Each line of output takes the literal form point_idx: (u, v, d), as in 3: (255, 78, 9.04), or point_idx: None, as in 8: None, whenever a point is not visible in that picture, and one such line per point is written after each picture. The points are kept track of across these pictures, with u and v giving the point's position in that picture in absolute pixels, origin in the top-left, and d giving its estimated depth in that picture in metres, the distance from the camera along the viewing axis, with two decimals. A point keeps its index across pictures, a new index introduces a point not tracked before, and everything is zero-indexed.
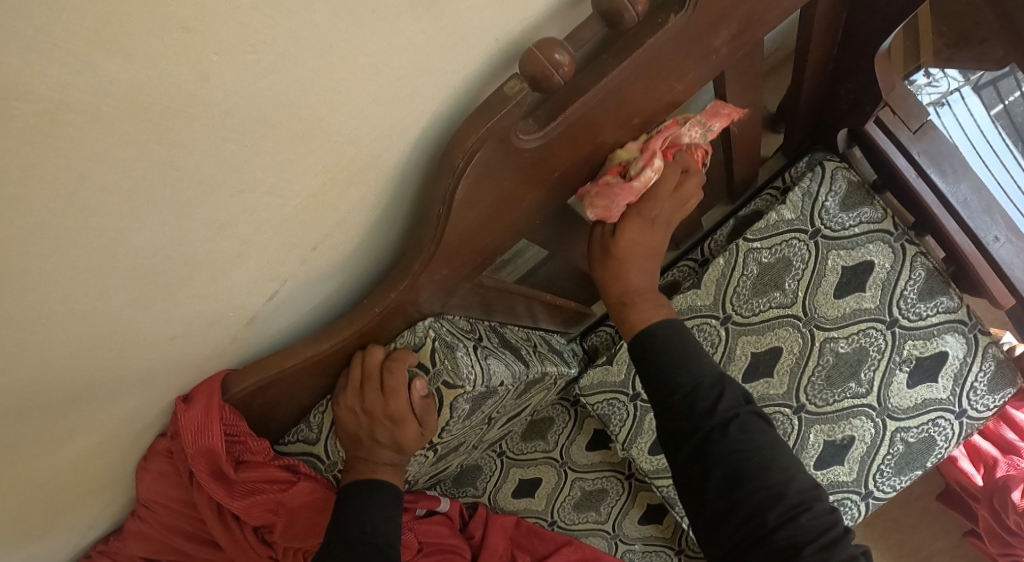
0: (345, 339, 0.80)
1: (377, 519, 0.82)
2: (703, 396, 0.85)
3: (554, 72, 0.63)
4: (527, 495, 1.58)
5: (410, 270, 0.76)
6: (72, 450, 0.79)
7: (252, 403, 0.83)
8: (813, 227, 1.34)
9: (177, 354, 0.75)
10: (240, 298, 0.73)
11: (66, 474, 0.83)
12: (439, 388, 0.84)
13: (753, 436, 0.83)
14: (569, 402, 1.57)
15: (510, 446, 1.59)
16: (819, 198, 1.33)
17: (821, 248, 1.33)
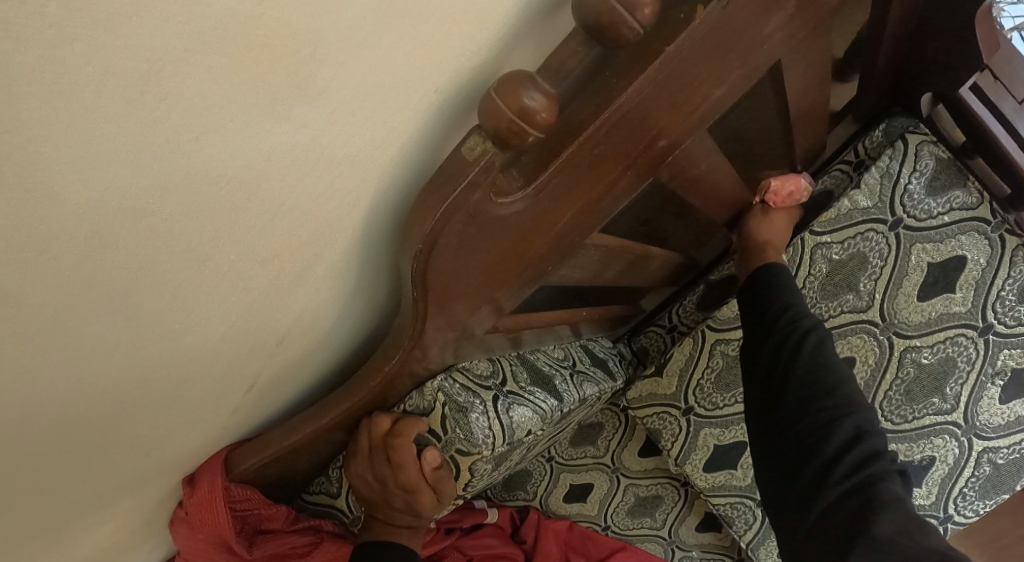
0: (347, 410, 0.75)
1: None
2: (792, 314, 0.83)
3: (526, 130, 0.50)
4: (578, 500, 1.47)
5: (406, 341, 0.69)
6: (92, 536, 0.78)
7: (260, 473, 0.80)
8: (894, 216, 1.17)
9: (170, 446, 0.70)
10: (225, 384, 0.68)
11: (94, 552, 0.83)
12: (452, 457, 0.78)
13: (830, 360, 0.78)
14: (617, 406, 1.38)
15: (558, 452, 1.43)
16: (900, 180, 1.16)
17: (903, 241, 1.17)
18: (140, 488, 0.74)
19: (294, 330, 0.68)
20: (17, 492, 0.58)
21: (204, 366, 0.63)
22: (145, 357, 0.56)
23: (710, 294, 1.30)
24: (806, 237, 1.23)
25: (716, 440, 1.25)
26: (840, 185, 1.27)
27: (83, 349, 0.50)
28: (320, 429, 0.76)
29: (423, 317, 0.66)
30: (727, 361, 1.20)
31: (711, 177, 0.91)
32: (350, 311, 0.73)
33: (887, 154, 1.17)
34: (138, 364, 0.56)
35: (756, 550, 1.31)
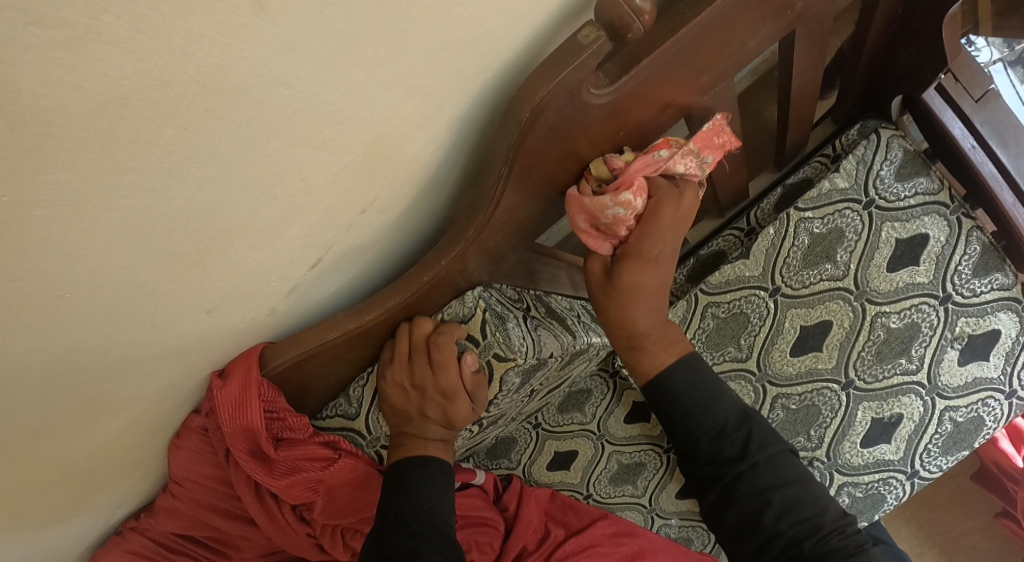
0: (392, 310, 0.74)
1: (432, 498, 0.77)
2: (728, 438, 0.90)
3: (635, 20, 0.56)
4: (562, 468, 1.45)
5: (463, 238, 0.70)
6: (110, 424, 0.76)
7: (291, 377, 0.78)
8: (867, 197, 1.22)
9: (213, 325, 0.70)
10: (280, 267, 0.68)
11: (102, 450, 0.81)
12: (489, 361, 0.78)
13: (780, 469, 0.89)
14: (609, 373, 1.42)
15: (545, 417, 1.44)
16: (873, 167, 1.22)
17: (874, 219, 1.22)
18: (173, 370, 0.73)
19: (357, 225, 0.69)
20: (74, 316, 0.58)
21: (271, 237, 0.64)
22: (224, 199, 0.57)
23: (701, 266, 1.38)
24: (790, 214, 1.26)
25: None
26: (819, 174, 1.31)
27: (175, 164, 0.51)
28: (363, 330, 0.76)
29: (486, 211, 0.68)
30: (718, 321, 1.29)
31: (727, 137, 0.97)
32: (407, 220, 0.74)
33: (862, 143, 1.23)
34: (216, 205, 0.57)
35: None
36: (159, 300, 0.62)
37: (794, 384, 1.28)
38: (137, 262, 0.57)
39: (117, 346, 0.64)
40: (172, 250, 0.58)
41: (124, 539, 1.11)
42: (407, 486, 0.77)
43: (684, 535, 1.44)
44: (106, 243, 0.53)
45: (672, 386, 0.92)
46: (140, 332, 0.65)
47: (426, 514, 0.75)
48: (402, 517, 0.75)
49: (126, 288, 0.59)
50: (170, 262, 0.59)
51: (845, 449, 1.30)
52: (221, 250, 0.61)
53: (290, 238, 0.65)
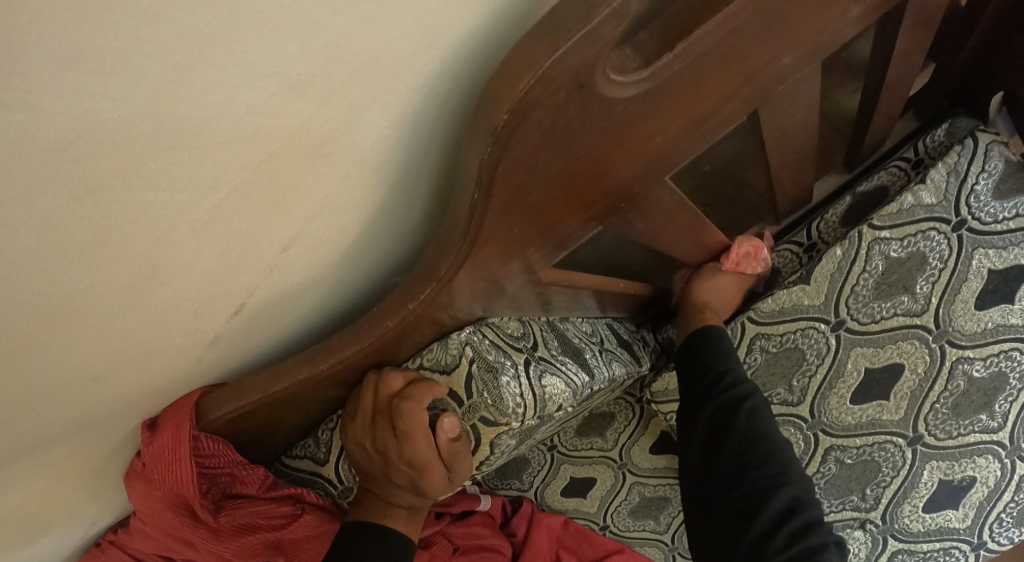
0: (347, 362, 0.60)
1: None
2: (735, 376, 0.78)
3: None
4: (577, 495, 1.26)
5: (436, 276, 0.55)
6: (26, 476, 0.65)
7: (242, 423, 0.65)
8: (958, 216, 1.01)
9: (132, 376, 0.56)
10: (209, 299, 0.53)
11: (20, 496, 0.68)
12: (474, 428, 0.62)
13: (766, 424, 0.74)
14: (635, 398, 1.18)
15: (562, 440, 1.22)
16: (967, 179, 1.00)
17: (964, 244, 1.01)
18: (88, 427, 0.60)
19: (302, 252, 0.55)
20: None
21: (187, 277, 0.50)
22: (111, 239, 0.43)
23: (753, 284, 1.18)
24: (864, 231, 1.04)
25: None
26: (896, 183, 1.10)
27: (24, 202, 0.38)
28: (315, 380, 0.61)
29: (465, 243, 0.53)
30: (767, 357, 1.10)
31: (788, 136, 0.78)
32: (371, 241, 0.59)
33: (955, 149, 1.01)
34: (100, 249, 0.43)
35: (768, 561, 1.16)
36: (43, 369, 0.49)
37: (852, 436, 1.09)
38: (2, 327, 0.44)
39: (4, 421, 0.52)
40: (49, 307, 0.45)
41: (103, 552, 1.06)
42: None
43: None
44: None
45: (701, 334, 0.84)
46: (26, 404, 0.51)
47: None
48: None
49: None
50: (50, 322, 0.46)
51: (904, 513, 1.12)
52: (119, 300, 0.48)
53: (211, 276, 0.51)
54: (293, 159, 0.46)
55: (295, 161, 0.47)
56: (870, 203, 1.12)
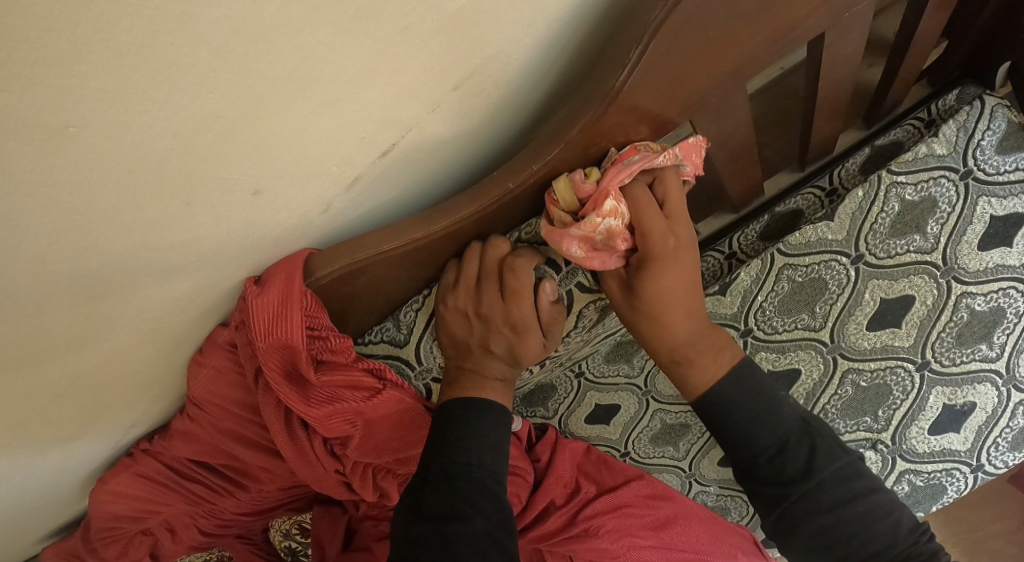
0: (464, 221, 0.62)
1: (483, 449, 0.63)
2: (794, 452, 0.71)
3: None
4: (601, 422, 1.32)
5: (565, 138, 0.59)
6: (130, 336, 0.66)
7: (336, 293, 0.65)
8: (965, 166, 1.06)
9: (257, 228, 0.58)
10: (342, 157, 0.56)
11: (109, 362, 0.69)
12: (570, 293, 0.69)
13: (850, 486, 0.70)
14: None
15: (590, 366, 1.24)
16: (974, 135, 1.05)
17: (970, 192, 1.06)
18: (207, 283, 0.62)
19: (437, 123, 0.57)
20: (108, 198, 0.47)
21: (341, 127, 0.52)
22: (301, 61, 0.46)
23: (774, 227, 1.17)
24: (882, 175, 1.08)
25: (770, 366, 1.17)
26: (911, 140, 1.12)
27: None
28: (429, 244, 0.63)
29: (600, 105, 0.57)
30: (793, 287, 1.12)
31: (843, 68, 0.83)
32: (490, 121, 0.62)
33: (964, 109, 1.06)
34: (292, 66, 0.46)
35: None
36: (207, 191, 0.51)
37: (866, 360, 1.15)
38: (189, 133, 0.46)
39: (154, 246, 0.54)
40: (232, 123, 0.47)
41: (134, 462, 1.09)
42: (457, 433, 0.63)
43: (721, 503, 1.38)
44: (157, 99, 0.43)
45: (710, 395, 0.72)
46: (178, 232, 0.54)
47: (475, 470, 0.61)
48: (445, 473, 0.61)
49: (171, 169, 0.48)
50: (226, 142, 0.49)
51: (912, 435, 1.21)
52: (285, 133, 0.50)
53: (361, 130, 0.54)
54: (464, 17, 0.49)
55: (466, 20, 0.49)
56: (886, 157, 1.13)
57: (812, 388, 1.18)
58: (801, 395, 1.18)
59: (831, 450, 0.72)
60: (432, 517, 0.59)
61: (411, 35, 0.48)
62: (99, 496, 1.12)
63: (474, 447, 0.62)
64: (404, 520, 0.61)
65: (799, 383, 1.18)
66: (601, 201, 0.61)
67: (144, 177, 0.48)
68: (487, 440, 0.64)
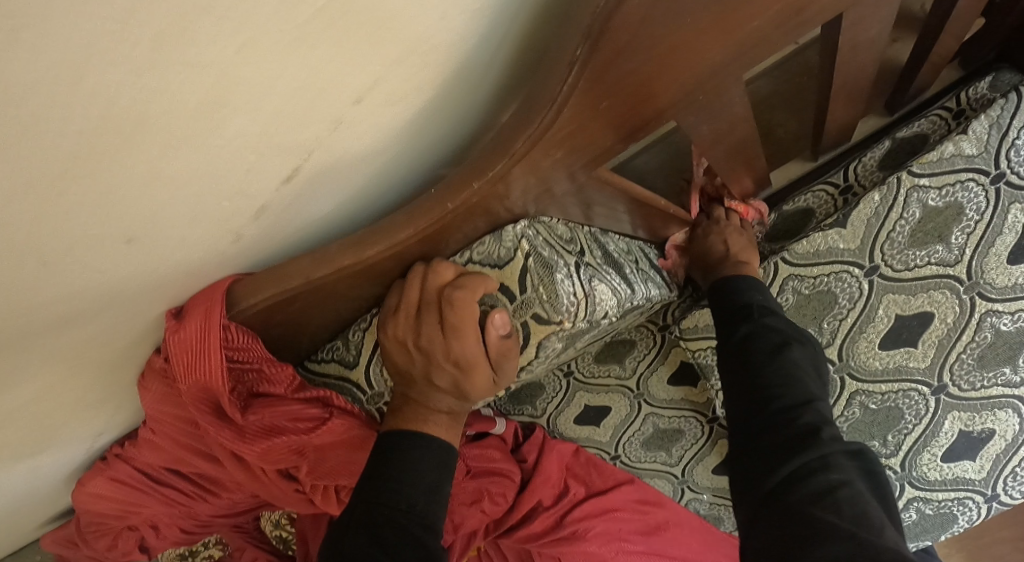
0: (403, 246, 0.56)
1: (416, 493, 0.57)
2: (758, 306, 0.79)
3: None
4: (591, 423, 1.22)
5: (509, 153, 0.51)
6: (46, 371, 0.61)
7: (272, 319, 0.60)
8: (998, 168, 0.90)
9: (167, 267, 0.52)
10: (254, 187, 0.49)
11: (37, 395, 0.65)
12: (525, 322, 0.59)
13: (780, 339, 0.74)
14: (658, 325, 1.13)
15: (580, 367, 1.16)
16: (1010, 132, 0.89)
17: (1001, 198, 0.90)
18: (118, 321, 0.56)
19: (363, 142, 0.50)
20: None
21: (248, 157, 0.45)
22: (183, 100, 0.39)
23: (783, 226, 1.07)
24: (900, 178, 0.93)
25: None
26: (936, 133, 0.99)
27: (94, 41, 0.33)
28: (363, 268, 0.57)
29: (547, 114, 0.49)
30: (800, 299, 1.00)
31: (854, 66, 0.73)
32: (431, 136, 0.55)
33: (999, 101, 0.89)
34: (174, 106, 0.39)
35: None
36: (98, 242, 0.45)
37: (877, 382, 1.03)
38: (62, 191, 0.40)
39: (46, 300, 0.48)
40: (115, 172, 0.41)
41: (110, 466, 1.08)
42: (391, 471, 0.58)
43: (713, 513, 1.29)
44: (11, 162, 0.36)
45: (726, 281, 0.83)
46: (72, 283, 0.47)
47: (403, 516, 0.56)
48: (371, 518, 0.55)
49: (48, 228, 0.42)
50: (115, 193, 0.42)
51: (922, 462, 1.09)
52: (184, 174, 0.44)
53: (271, 159, 0.47)
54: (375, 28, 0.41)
55: (374, 34, 0.42)
56: (907, 155, 1.02)
57: None
58: None
59: (789, 330, 0.76)
60: None
61: (310, 55, 0.41)
62: (81, 497, 1.12)
63: (412, 493, 0.57)
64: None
65: None
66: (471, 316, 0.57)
67: (14, 242, 0.41)
68: (422, 482, 0.58)
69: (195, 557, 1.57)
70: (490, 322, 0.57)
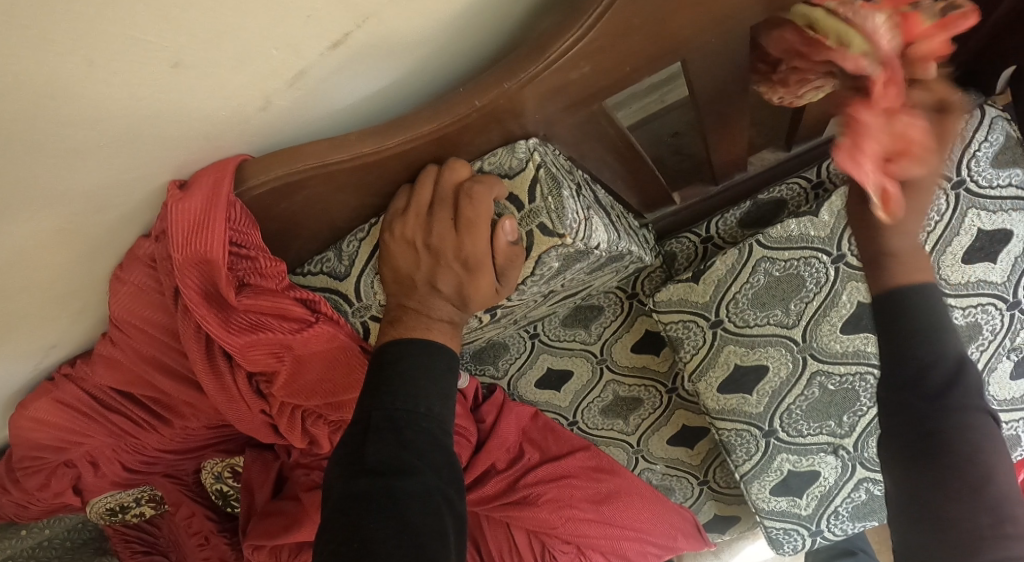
0: (424, 139, 0.56)
1: (433, 397, 0.58)
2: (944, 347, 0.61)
3: None
4: (552, 388, 1.21)
5: (543, 57, 0.53)
6: (38, 223, 0.59)
7: (275, 210, 0.61)
8: (959, 175, 0.90)
9: (190, 117, 0.52)
10: (300, 46, 0.49)
11: (22, 258, 0.63)
12: (530, 233, 0.59)
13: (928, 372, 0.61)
14: (627, 293, 1.09)
15: (546, 329, 1.12)
16: (971, 144, 0.90)
17: (959, 203, 0.91)
18: (127, 168, 0.56)
19: (414, 26, 0.50)
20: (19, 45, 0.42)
21: (305, 9, 0.46)
22: None
23: (756, 214, 1.05)
24: None
25: (738, 361, 1.03)
26: None
27: None
28: (381, 160, 0.57)
29: (588, 20, 0.51)
30: (769, 281, 0.99)
31: None
32: (468, 41, 0.55)
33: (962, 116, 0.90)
34: None
35: (710, 472, 1.29)
36: (133, 59, 0.45)
37: (838, 363, 1.02)
38: None
39: (71, 111, 0.48)
40: None
41: (55, 388, 1.02)
42: (395, 375, 0.58)
43: (665, 483, 1.32)
44: None
45: (902, 298, 0.63)
46: (99, 95, 0.48)
47: (424, 418, 0.57)
48: (392, 419, 0.56)
49: (95, 24, 0.42)
50: (171, 1, 0.43)
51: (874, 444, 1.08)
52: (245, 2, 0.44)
53: (328, 11, 0.47)
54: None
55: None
56: None
57: (778, 388, 1.04)
58: (766, 394, 1.05)
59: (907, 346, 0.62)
60: (377, 466, 0.54)
61: None
62: (19, 422, 1.04)
63: (430, 398, 0.57)
64: (342, 475, 0.56)
65: (767, 380, 1.05)
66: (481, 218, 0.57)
67: (58, 24, 0.42)
68: (439, 386, 0.59)
69: (127, 513, 1.34)
70: (502, 227, 0.58)
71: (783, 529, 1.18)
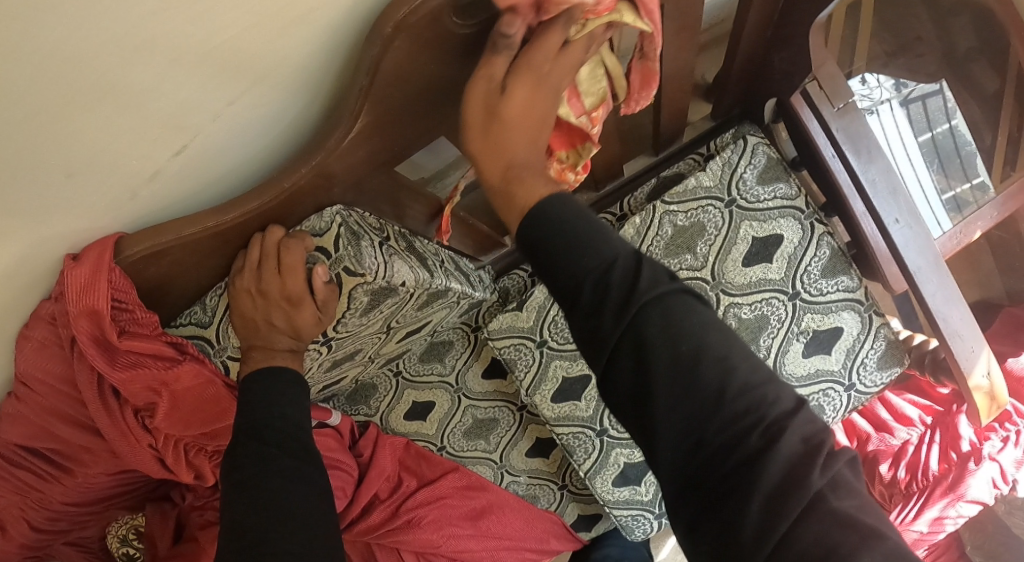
0: (250, 213, 0.76)
1: (284, 404, 0.77)
2: (620, 272, 0.66)
3: None
4: (418, 419, 1.39)
5: (324, 148, 0.74)
6: None
7: (147, 274, 0.77)
8: (729, 196, 1.17)
9: (64, 213, 0.70)
10: (142, 158, 0.68)
11: None
12: (339, 275, 0.79)
13: (692, 311, 0.66)
14: (471, 327, 1.32)
15: (407, 366, 1.32)
16: (737, 169, 1.17)
17: (734, 217, 1.18)
18: (23, 256, 0.73)
19: (227, 133, 0.70)
20: None
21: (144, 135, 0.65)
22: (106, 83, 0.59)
23: None
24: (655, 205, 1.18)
25: (565, 373, 1.26)
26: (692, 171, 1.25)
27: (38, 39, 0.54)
28: (221, 231, 0.76)
29: (348, 122, 0.72)
30: None
31: None
32: (272, 140, 0.75)
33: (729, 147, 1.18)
34: (96, 85, 0.59)
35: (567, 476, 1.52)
36: (19, 178, 0.63)
37: None
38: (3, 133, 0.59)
39: None
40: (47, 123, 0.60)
41: None
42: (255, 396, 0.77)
43: (530, 492, 1.53)
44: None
45: (547, 205, 0.69)
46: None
47: (279, 419, 0.75)
48: (253, 426, 0.74)
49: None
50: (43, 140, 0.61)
51: None
52: (103, 131, 0.63)
53: (159, 135, 0.66)
54: (241, 49, 0.63)
55: (238, 55, 0.63)
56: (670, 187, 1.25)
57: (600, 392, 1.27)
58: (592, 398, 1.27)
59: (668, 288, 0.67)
60: (245, 458, 0.71)
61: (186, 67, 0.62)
62: None
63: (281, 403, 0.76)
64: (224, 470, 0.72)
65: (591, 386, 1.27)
66: (294, 268, 0.77)
67: None
68: (286, 397, 0.78)
69: None
70: (314, 271, 0.78)
71: (631, 516, 1.41)
